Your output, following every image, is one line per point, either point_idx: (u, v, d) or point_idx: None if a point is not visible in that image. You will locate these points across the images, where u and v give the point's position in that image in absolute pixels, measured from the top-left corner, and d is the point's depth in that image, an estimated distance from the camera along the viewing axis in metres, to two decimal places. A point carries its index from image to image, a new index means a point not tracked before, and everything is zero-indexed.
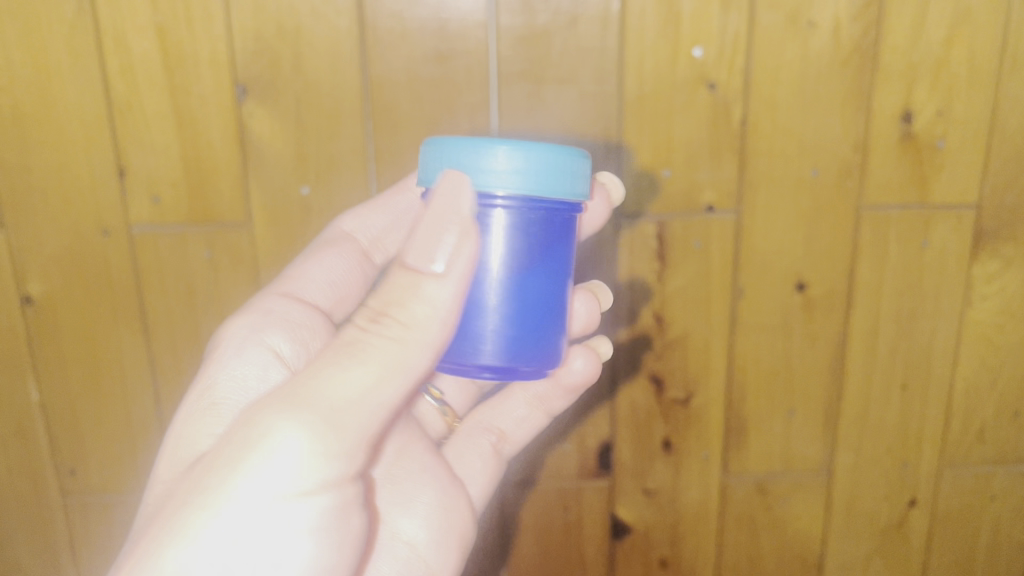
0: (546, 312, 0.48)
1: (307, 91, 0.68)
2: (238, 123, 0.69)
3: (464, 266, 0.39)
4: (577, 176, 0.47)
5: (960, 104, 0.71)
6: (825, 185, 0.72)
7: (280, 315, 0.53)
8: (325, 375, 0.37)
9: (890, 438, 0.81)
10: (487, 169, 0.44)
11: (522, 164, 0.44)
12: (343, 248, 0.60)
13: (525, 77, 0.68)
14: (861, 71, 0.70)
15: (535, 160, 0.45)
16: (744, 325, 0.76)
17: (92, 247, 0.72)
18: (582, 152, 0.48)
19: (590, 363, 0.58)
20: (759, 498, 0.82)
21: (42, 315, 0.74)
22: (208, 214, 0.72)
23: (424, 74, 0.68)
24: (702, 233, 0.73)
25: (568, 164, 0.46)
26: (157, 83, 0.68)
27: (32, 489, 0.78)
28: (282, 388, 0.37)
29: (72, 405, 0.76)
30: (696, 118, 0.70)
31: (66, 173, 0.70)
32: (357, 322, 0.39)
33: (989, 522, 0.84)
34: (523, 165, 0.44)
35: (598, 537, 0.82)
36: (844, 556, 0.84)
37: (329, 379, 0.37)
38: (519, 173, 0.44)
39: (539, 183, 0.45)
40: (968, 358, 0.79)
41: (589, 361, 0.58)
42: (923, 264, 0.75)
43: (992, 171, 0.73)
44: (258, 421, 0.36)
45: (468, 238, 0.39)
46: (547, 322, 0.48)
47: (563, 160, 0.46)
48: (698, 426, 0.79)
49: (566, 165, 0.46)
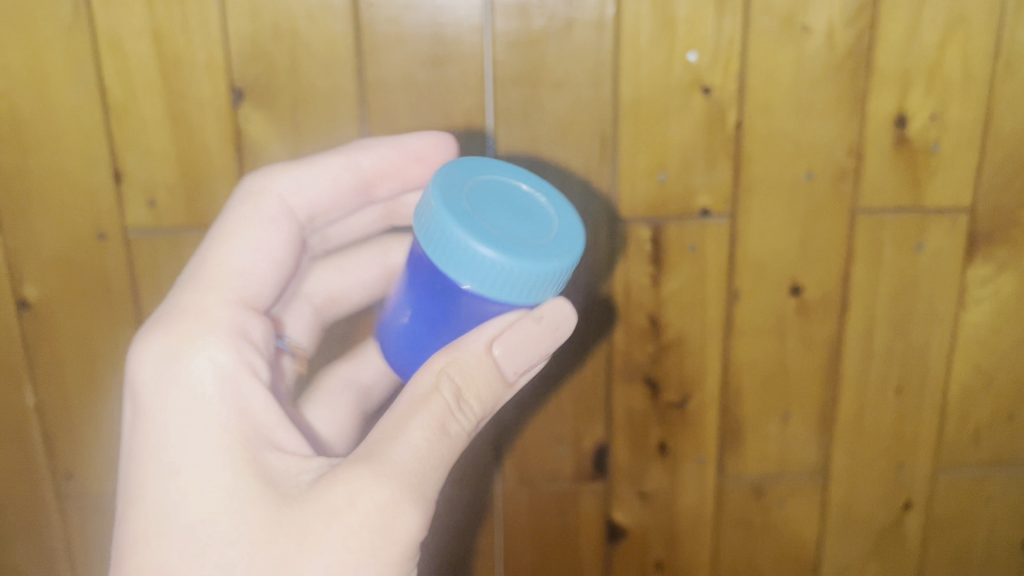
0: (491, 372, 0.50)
1: (304, 95, 0.68)
2: (234, 127, 0.69)
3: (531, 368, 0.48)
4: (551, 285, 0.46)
5: (954, 109, 0.72)
6: (819, 189, 0.73)
7: (221, 323, 0.47)
8: (439, 457, 0.43)
9: (885, 440, 0.81)
10: (461, 263, 0.44)
11: (519, 283, 0.44)
12: (289, 229, 0.53)
13: (521, 81, 0.68)
14: (855, 75, 0.70)
15: (535, 274, 0.44)
16: (739, 328, 0.76)
17: (89, 251, 0.72)
18: (570, 259, 0.46)
19: None
20: (755, 500, 0.82)
21: (38, 319, 0.74)
22: (204, 218, 0.72)
23: (420, 78, 0.68)
24: (697, 236, 0.73)
25: (540, 278, 0.45)
26: (153, 87, 0.68)
27: (29, 493, 0.78)
28: (391, 454, 0.41)
29: (68, 408, 0.76)
30: (691, 123, 0.70)
31: (63, 177, 0.70)
32: (446, 396, 0.44)
33: (984, 524, 0.84)
34: (495, 273, 0.44)
35: (594, 540, 0.82)
36: (840, 557, 0.84)
37: (441, 465, 0.43)
38: (485, 280, 0.44)
39: (532, 293, 0.45)
40: (963, 361, 0.79)
41: None
42: (918, 267, 0.76)
43: (986, 175, 0.74)
44: (371, 469, 0.41)
45: (546, 348, 0.47)
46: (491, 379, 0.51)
47: (535, 276, 0.45)
48: (694, 429, 0.79)
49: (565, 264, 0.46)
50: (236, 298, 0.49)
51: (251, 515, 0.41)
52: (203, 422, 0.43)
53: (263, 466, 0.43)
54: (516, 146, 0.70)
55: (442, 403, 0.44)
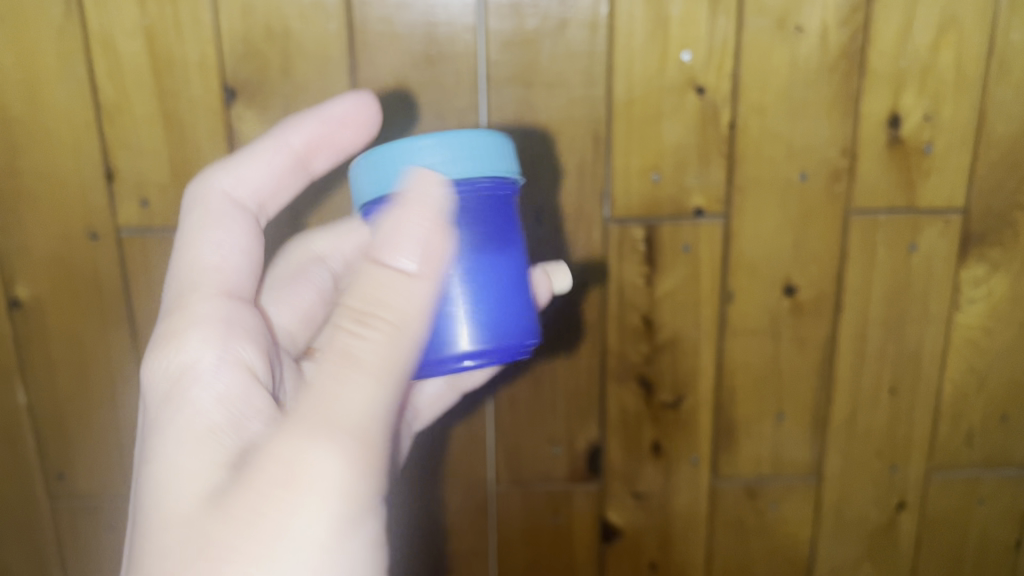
0: (506, 290, 0.50)
1: (296, 95, 0.68)
2: (226, 126, 0.69)
3: (437, 259, 0.42)
4: (504, 153, 0.51)
5: (948, 109, 0.72)
6: (813, 189, 0.73)
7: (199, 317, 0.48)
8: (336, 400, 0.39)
9: (878, 441, 0.81)
10: (416, 163, 0.48)
11: (446, 154, 0.48)
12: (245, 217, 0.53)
13: (514, 81, 0.68)
14: (849, 75, 0.70)
15: (458, 144, 0.49)
16: (733, 329, 0.76)
17: (81, 251, 0.72)
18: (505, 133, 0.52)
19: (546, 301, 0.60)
20: (749, 501, 0.82)
21: (29, 319, 0.73)
22: None
23: (413, 77, 0.68)
24: (691, 236, 0.73)
25: (488, 141, 0.50)
26: (145, 86, 0.68)
27: (21, 495, 0.78)
28: (312, 418, 0.39)
29: (60, 409, 0.76)
30: (685, 122, 0.70)
31: (55, 177, 0.70)
32: (345, 325, 0.41)
33: (978, 525, 0.84)
34: (450, 150, 0.48)
35: (588, 541, 0.82)
36: (833, 559, 0.84)
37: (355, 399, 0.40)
38: (445, 162, 0.48)
39: (461, 163, 0.48)
40: (957, 362, 0.79)
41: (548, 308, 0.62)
42: (911, 267, 0.76)
43: (979, 175, 0.74)
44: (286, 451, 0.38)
45: (438, 237, 0.43)
46: (512, 298, 0.51)
47: (484, 139, 0.50)
48: (686, 430, 0.79)
49: (490, 141, 0.50)
50: (217, 290, 0.50)
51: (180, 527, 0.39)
52: (176, 418, 0.44)
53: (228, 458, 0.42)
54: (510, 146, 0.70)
55: (344, 336, 0.41)
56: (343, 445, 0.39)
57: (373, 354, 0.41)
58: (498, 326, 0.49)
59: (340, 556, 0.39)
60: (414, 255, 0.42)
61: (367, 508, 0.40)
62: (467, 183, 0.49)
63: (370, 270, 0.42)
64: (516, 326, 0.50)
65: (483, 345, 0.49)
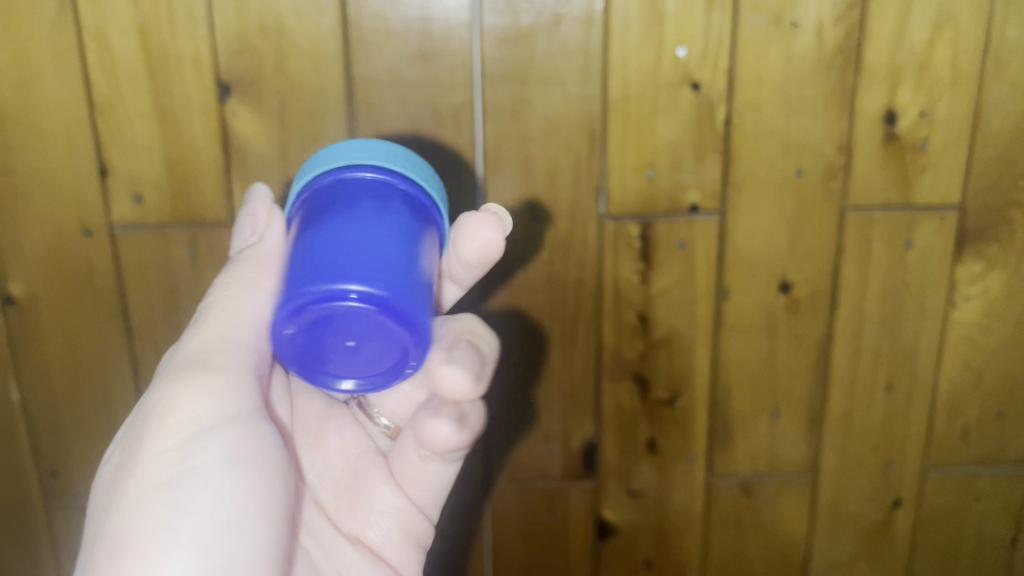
0: (412, 268, 0.42)
1: (290, 91, 0.68)
2: (221, 122, 0.69)
3: (271, 227, 0.48)
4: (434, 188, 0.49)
5: (944, 105, 0.72)
6: (809, 186, 0.73)
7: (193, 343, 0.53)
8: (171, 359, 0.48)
9: (874, 439, 0.81)
10: (348, 152, 0.47)
11: (377, 149, 0.47)
12: None
13: (509, 77, 0.68)
14: (845, 71, 0.70)
15: (393, 151, 0.48)
16: (729, 326, 0.76)
17: (75, 248, 0.72)
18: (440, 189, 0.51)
19: (445, 428, 0.48)
20: (744, 499, 0.82)
21: (23, 316, 0.73)
22: (190, 214, 0.71)
23: (407, 73, 0.68)
24: (686, 233, 0.73)
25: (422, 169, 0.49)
26: (139, 82, 0.68)
27: (14, 492, 0.78)
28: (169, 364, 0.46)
29: (54, 406, 0.76)
30: (680, 119, 0.70)
31: (48, 173, 0.70)
32: (211, 297, 0.48)
33: (974, 523, 0.84)
34: (383, 150, 0.48)
35: (584, 539, 0.82)
36: (829, 557, 0.84)
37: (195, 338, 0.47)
38: (375, 154, 0.47)
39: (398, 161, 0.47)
40: (952, 359, 0.79)
41: (449, 432, 0.47)
42: (907, 264, 0.76)
43: (975, 172, 0.74)
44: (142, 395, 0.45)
45: (271, 214, 0.48)
46: (413, 274, 0.42)
47: (417, 164, 0.49)
48: (682, 427, 0.79)
49: (426, 171, 0.49)
50: None
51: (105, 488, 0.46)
52: None
53: None
54: (505, 143, 0.70)
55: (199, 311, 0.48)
56: (191, 370, 0.45)
57: (214, 311, 0.47)
58: (400, 280, 0.40)
59: (195, 457, 0.43)
60: (253, 231, 0.49)
61: (222, 419, 0.45)
62: (392, 176, 0.46)
63: (233, 253, 0.49)
64: (421, 297, 0.41)
65: (383, 284, 0.40)
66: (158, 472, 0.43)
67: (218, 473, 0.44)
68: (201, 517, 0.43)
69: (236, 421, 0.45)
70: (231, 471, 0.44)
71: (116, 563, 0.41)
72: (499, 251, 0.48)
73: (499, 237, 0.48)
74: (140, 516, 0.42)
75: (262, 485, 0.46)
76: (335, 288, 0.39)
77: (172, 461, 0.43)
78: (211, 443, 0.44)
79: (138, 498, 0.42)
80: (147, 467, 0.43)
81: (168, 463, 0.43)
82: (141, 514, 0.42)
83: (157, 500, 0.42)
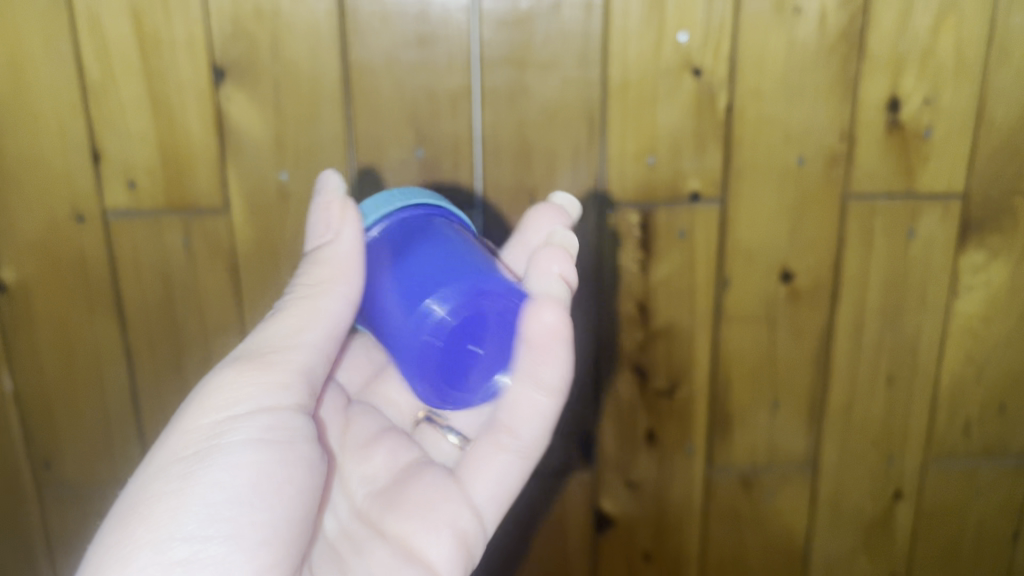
0: None
1: (286, 76, 0.67)
2: (215, 108, 0.68)
3: (341, 218, 0.50)
4: None
5: (948, 93, 0.71)
6: (811, 174, 0.72)
7: None
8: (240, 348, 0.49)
9: (875, 432, 0.80)
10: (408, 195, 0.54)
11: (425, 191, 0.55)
12: None
13: (508, 62, 0.67)
14: (848, 58, 0.69)
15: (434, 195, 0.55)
16: (729, 317, 0.75)
17: (67, 234, 0.71)
18: None
19: None
20: (744, 491, 0.81)
21: (15, 303, 0.72)
22: (184, 201, 0.70)
23: (405, 58, 0.67)
24: (687, 222, 0.72)
25: None
26: (132, 67, 0.67)
27: (6, 483, 0.77)
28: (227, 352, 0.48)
29: (46, 395, 0.75)
30: (681, 106, 0.69)
31: (40, 158, 0.69)
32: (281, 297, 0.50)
33: (974, 516, 0.84)
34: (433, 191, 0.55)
35: (582, 531, 0.81)
36: (829, 551, 0.84)
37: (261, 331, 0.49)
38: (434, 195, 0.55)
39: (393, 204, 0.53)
40: (955, 350, 0.78)
41: None
42: (910, 254, 0.75)
43: (978, 161, 0.73)
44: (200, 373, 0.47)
45: (348, 208, 0.50)
46: None
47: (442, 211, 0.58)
48: (681, 418, 0.78)
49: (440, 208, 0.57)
50: None
51: None
52: None
53: None
54: (504, 130, 0.69)
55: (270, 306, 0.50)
56: (241, 363, 0.46)
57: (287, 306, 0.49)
58: None
59: (224, 435, 0.44)
60: (330, 226, 0.50)
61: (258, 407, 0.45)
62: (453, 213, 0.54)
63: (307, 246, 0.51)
64: None
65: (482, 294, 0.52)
66: (186, 434, 0.43)
67: (242, 453, 0.44)
68: (215, 488, 0.42)
69: (273, 410, 0.45)
70: (255, 451, 0.44)
71: (124, 517, 0.41)
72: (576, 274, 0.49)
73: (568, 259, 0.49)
74: (159, 479, 0.42)
75: (284, 473, 0.45)
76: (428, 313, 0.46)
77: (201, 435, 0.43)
78: (243, 426, 0.44)
79: (162, 463, 0.43)
80: (177, 437, 0.43)
81: (199, 435, 0.43)
82: (159, 477, 0.42)
83: (178, 468, 0.42)
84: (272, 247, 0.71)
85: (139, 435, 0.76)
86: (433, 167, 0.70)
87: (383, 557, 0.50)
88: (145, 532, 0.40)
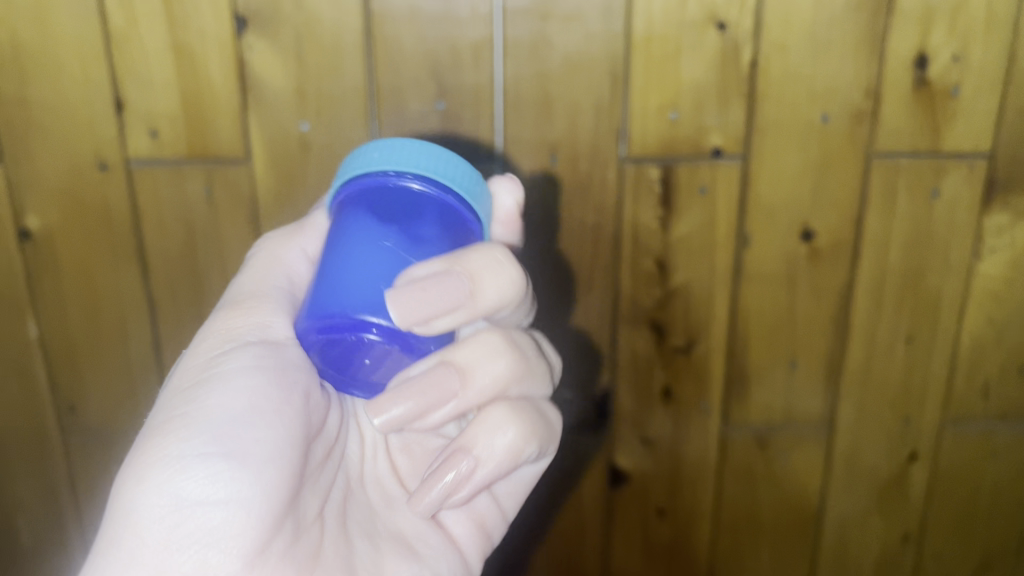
0: None
1: (308, 26, 0.67)
2: (238, 57, 0.68)
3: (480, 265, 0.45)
4: None
5: (977, 49, 0.70)
6: (835, 131, 0.71)
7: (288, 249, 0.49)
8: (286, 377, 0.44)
9: (894, 393, 0.80)
10: (477, 190, 0.47)
11: (482, 191, 0.48)
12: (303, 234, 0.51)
13: (530, 13, 0.67)
14: (877, 12, 0.68)
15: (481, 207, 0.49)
16: (748, 275, 0.75)
17: (90, 183, 0.71)
18: None
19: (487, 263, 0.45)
20: (759, 450, 0.81)
21: (40, 249, 0.73)
22: (205, 150, 0.70)
23: (427, 8, 0.67)
24: (708, 178, 0.72)
25: None
26: (155, 15, 0.67)
27: (31, 428, 0.78)
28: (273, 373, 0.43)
29: (70, 340, 0.76)
30: (704, 61, 0.69)
31: (64, 105, 0.69)
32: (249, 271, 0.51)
33: (990, 478, 0.84)
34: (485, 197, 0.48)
35: (597, 486, 0.82)
36: (843, 510, 0.84)
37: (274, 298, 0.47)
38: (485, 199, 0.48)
39: (453, 177, 0.46)
40: (975, 313, 0.78)
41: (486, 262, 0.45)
42: (934, 214, 0.74)
43: (1006, 121, 0.72)
44: (272, 391, 0.43)
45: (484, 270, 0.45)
46: None
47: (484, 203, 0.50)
48: (697, 375, 0.78)
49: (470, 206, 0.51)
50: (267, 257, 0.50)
51: (233, 372, 0.43)
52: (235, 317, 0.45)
53: (231, 322, 0.45)
54: (525, 84, 0.68)
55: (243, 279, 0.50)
56: (285, 399, 0.43)
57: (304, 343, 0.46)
58: None
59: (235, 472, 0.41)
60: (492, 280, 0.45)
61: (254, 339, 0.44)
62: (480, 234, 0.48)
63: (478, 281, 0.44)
64: None
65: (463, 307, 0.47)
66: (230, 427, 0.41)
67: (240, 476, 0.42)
68: (217, 411, 0.42)
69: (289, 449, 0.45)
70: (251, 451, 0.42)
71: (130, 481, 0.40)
72: (456, 476, 0.45)
73: (464, 465, 0.45)
74: (291, 415, 0.43)
75: None
76: (358, 319, 0.40)
77: (272, 375, 0.43)
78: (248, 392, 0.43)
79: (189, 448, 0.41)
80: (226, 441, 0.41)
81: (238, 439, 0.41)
82: (290, 416, 0.43)
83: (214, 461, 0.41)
84: (293, 198, 0.71)
85: (160, 382, 0.77)
86: (453, 121, 0.69)
87: (410, 518, 0.50)
88: (171, 455, 0.40)
